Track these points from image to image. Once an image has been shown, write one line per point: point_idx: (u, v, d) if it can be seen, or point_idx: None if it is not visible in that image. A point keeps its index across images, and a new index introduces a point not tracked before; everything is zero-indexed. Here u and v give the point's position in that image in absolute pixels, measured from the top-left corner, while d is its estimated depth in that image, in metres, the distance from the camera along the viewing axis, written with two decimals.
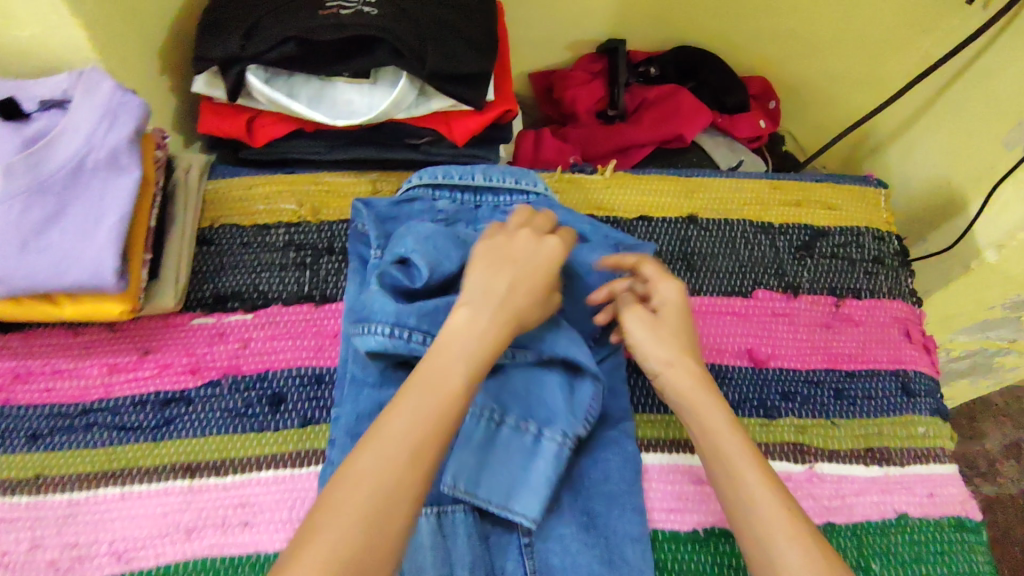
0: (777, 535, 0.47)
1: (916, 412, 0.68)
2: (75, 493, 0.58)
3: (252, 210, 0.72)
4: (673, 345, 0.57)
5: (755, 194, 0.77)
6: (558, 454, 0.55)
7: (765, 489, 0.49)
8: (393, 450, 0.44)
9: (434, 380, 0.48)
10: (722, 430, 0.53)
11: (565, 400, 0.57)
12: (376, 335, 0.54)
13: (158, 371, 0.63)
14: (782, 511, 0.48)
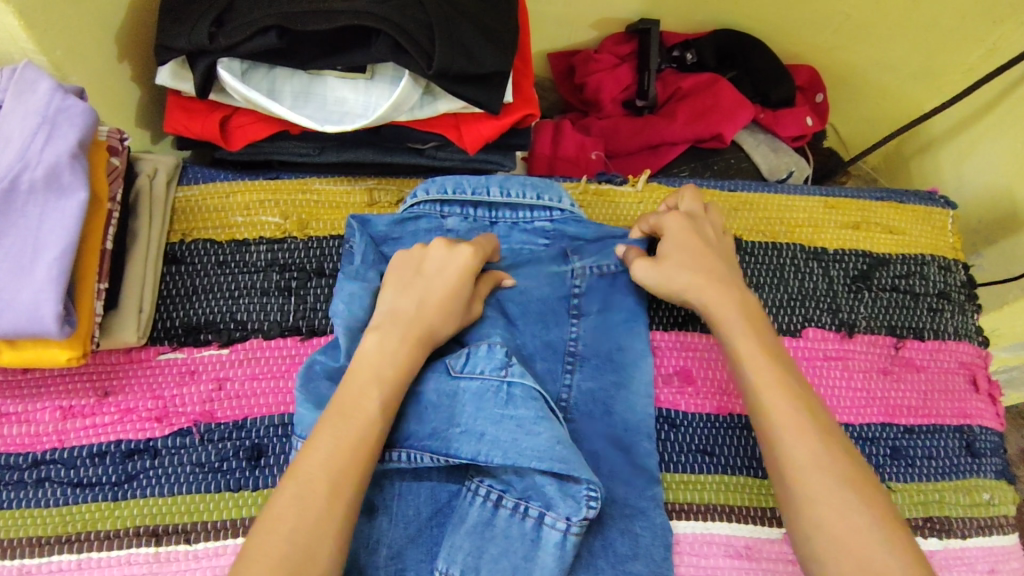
0: (786, 431, 0.45)
1: (980, 475, 0.60)
2: (25, 560, 0.50)
3: (229, 223, 0.62)
4: (689, 270, 0.54)
5: (808, 212, 0.67)
6: (563, 542, 0.49)
7: (801, 426, 0.45)
8: (285, 538, 0.40)
9: (329, 448, 0.44)
10: (738, 330, 0.51)
11: (558, 487, 0.50)
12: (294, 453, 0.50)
13: (119, 417, 0.54)
14: (821, 454, 0.44)
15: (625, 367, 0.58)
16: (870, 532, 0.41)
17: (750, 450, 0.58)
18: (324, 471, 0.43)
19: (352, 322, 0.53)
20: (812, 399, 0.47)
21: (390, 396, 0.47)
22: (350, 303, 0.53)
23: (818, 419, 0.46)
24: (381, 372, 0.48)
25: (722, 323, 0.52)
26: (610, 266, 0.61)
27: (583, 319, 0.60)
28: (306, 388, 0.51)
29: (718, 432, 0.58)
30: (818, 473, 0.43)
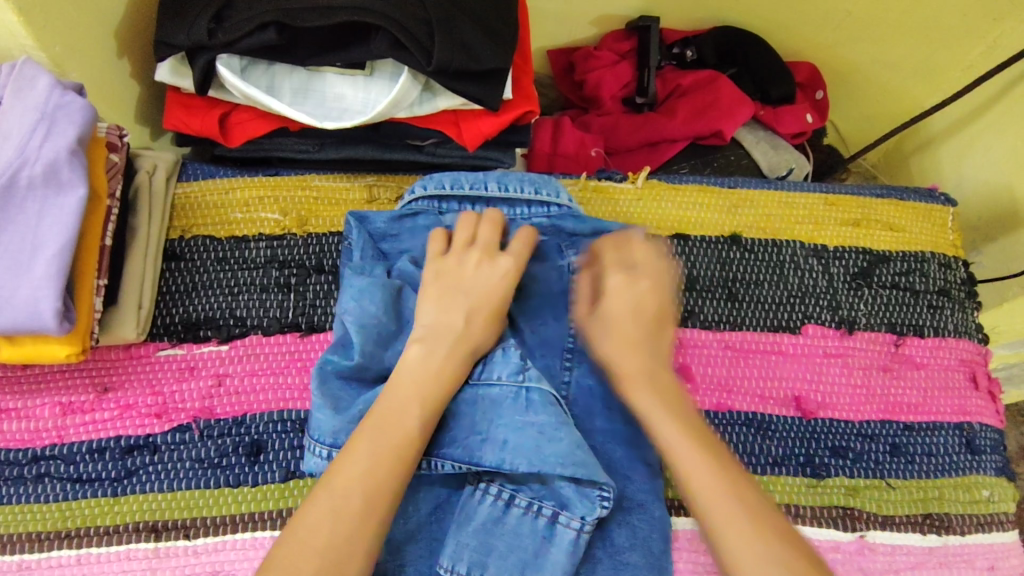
0: (719, 524, 0.43)
1: (981, 472, 0.60)
2: (26, 555, 0.51)
3: (229, 219, 0.62)
4: (628, 349, 0.52)
5: (808, 209, 0.67)
6: (576, 541, 0.49)
7: (734, 517, 0.43)
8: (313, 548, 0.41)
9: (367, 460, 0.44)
10: (661, 417, 0.48)
11: (574, 491, 0.50)
12: (316, 456, 0.50)
13: (118, 413, 0.54)
14: (741, 515, 0.43)
15: None
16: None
17: (751, 447, 0.58)
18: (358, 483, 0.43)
19: (365, 319, 0.52)
20: (741, 481, 0.45)
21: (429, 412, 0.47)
22: (361, 302, 0.53)
23: (734, 480, 0.45)
24: (422, 388, 0.48)
25: (647, 412, 0.49)
26: None
27: None
28: (322, 391, 0.51)
29: (718, 428, 0.58)
30: (756, 565, 0.41)
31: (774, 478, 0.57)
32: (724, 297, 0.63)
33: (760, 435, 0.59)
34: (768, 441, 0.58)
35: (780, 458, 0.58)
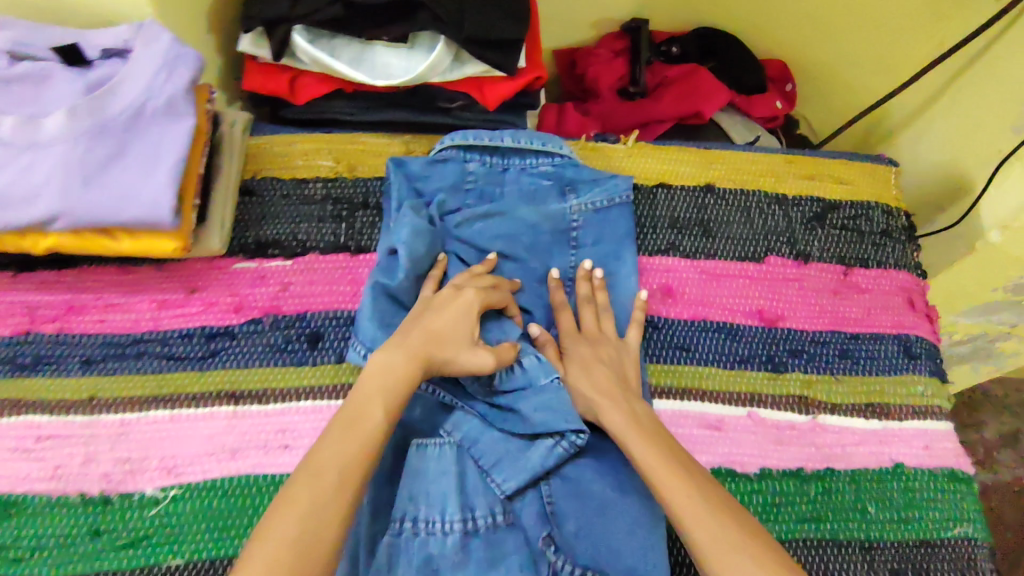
0: (686, 516, 0.49)
1: (915, 372, 0.71)
2: (127, 413, 0.62)
3: (292, 165, 0.75)
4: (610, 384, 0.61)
5: (771, 166, 0.80)
6: (550, 451, 0.59)
7: (700, 516, 0.49)
8: (293, 522, 0.44)
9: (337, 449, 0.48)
10: (632, 434, 0.56)
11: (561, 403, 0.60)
12: (357, 351, 0.62)
13: (203, 308, 0.67)
14: (695, 491, 0.50)
15: (611, 288, 0.71)
16: (746, 549, 0.46)
17: (723, 349, 0.70)
18: (332, 466, 0.47)
19: (414, 253, 0.64)
20: (706, 486, 0.51)
21: (393, 405, 0.51)
22: (414, 239, 0.65)
23: (689, 471, 0.52)
24: (385, 381, 0.52)
25: (621, 433, 0.56)
26: (601, 202, 0.73)
27: (580, 249, 0.72)
28: (374, 305, 0.62)
29: (694, 333, 0.70)
30: (723, 551, 0.47)
31: (740, 371, 0.69)
32: (701, 233, 0.75)
33: (729, 339, 0.70)
34: (735, 343, 0.70)
35: (746, 357, 0.69)
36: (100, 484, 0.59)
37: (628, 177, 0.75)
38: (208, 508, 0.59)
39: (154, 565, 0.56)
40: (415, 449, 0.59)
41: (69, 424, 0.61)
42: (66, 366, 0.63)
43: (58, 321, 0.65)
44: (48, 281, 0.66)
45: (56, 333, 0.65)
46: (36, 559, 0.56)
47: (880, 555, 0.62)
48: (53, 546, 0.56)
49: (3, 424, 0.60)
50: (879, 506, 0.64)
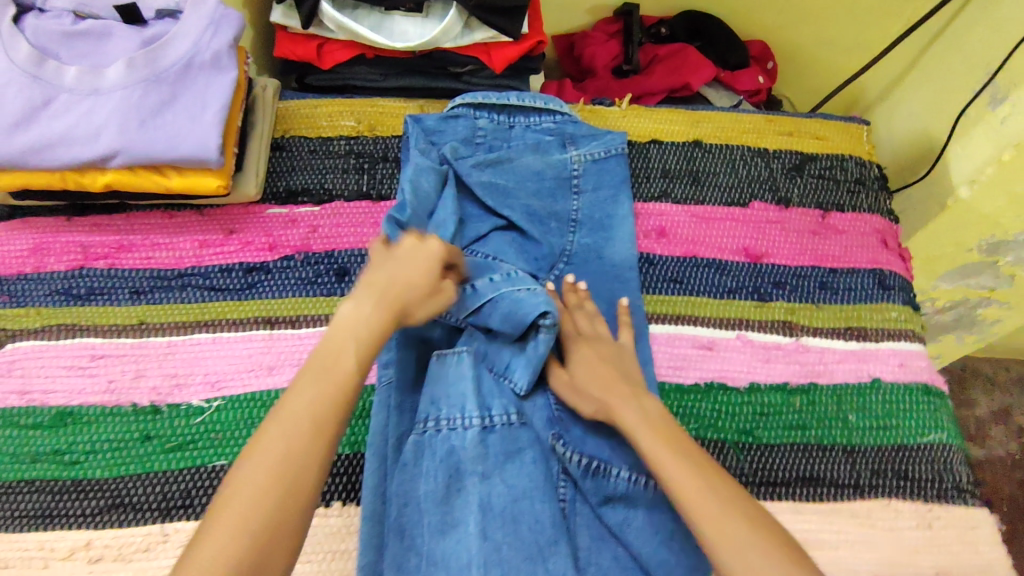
0: (694, 510, 0.51)
1: (890, 301, 0.77)
2: (173, 336, 0.68)
3: (318, 125, 0.82)
4: (611, 382, 0.62)
5: (754, 124, 0.88)
6: (537, 345, 0.64)
7: (707, 507, 0.51)
8: (267, 475, 0.44)
9: (309, 402, 0.47)
10: (639, 429, 0.57)
11: (529, 295, 0.64)
12: None
13: (240, 247, 0.73)
14: (720, 505, 0.51)
15: (611, 228, 0.77)
16: (753, 540, 0.48)
17: (713, 281, 0.76)
18: (304, 417, 0.47)
19: (422, 189, 0.71)
20: (713, 475, 0.53)
21: (365, 353, 0.50)
22: (416, 173, 0.71)
23: (695, 463, 0.54)
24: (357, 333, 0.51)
25: (629, 428, 0.58)
26: (599, 153, 0.80)
27: (581, 194, 0.78)
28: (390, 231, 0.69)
29: (687, 268, 0.77)
30: (730, 543, 0.49)
31: (729, 300, 0.75)
32: (691, 181, 0.83)
33: (718, 272, 0.77)
34: (724, 275, 0.77)
35: (734, 288, 0.76)
36: (150, 396, 0.64)
37: (622, 133, 0.82)
38: (247, 416, 0.64)
39: (198, 466, 0.62)
40: (437, 359, 0.65)
41: (121, 344, 0.67)
42: (118, 296, 0.70)
43: (110, 258, 0.71)
44: (100, 224, 0.73)
45: (108, 268, 0.71)
46: (90, 461, 0.61)
47: (862, 458, 0.67)
48: (106, 450, 0.62)
49: (62, 344, 0.67)
50: (861, 415, 0.70)
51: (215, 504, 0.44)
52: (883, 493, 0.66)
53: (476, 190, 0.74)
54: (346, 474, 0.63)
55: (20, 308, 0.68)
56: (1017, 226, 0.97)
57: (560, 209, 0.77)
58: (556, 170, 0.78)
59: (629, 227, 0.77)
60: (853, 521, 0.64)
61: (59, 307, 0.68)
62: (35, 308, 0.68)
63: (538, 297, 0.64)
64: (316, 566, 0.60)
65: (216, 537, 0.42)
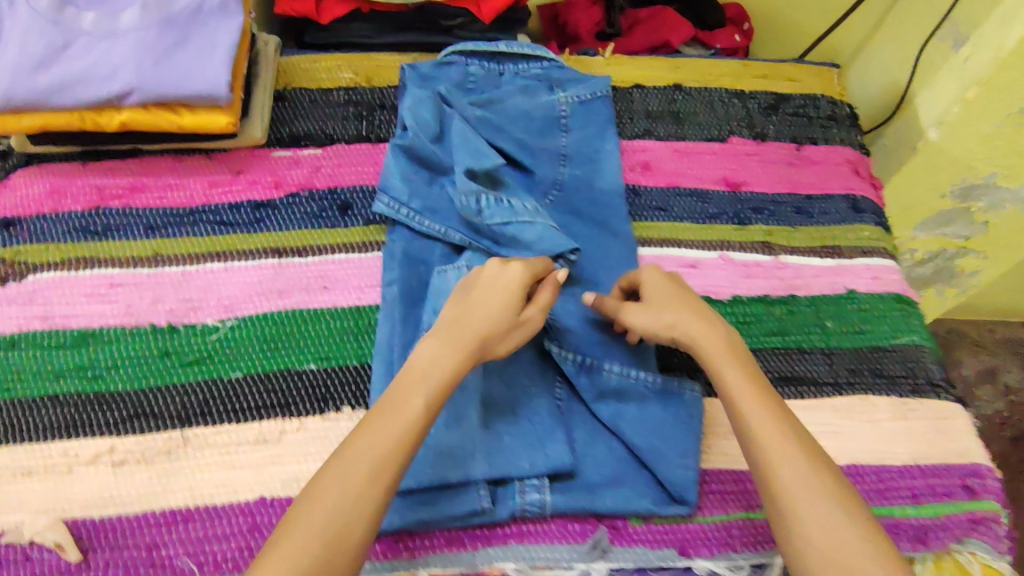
0: (773, 454, 0.53)
1: (863, 222, 0.82)
2: (186, 266, 0.72)
3: (318, 78, 0.87)
4: (680, 312, 0.62)
5: (731, 69, 0.93)
6: (550, 270, 0.68)
7: (788, 452, 0.53)
8: (324, 512, 0.48)
9: (371, 439, 0.51)
10: (725, 364, 0.59)
11: (545, 228, 0.69)
12: (381, 202, 0.72)
13: (248, 186, 0.77)
14: (811, 479, 0.51)
15: (599, 162, 0.81)
16: (828, 490, 0.51)
17: (696, 208, 0.81)
18: (365, 459, 0.50)
19: (420, 119, 0.75)
20: (792, 423, 0.55)
21: (433, 397, 0.54)
22: (417, 105, 0.77)
23: (778, 410, 0.56)
24: (429, 373, 0.55)
25: (714, 363, 0.59)
26: (586, 96, 0.85)
27: (570, 132, 0.82)
28: (395, 162, 0.74)
29: (670, 197, 0.81)
30: (802, 491, 0.51)
31: (711, 224, 0.80)
32: (672, 120, 0.87)
33: (701, 200, 0.81)
34: (706, 202, 0.81)
35: (715, 214, 0.80)
36: (167, 317, 0.68)
37: (606, 77, 0.87)
38: (261, 334, 0.68)
39: (215, 379, 0.65)
40: (439, 275, 0.69)
41: (137, 274, 0.71)
42: (133, 231, 0.73)
43: (124, 199, 0.75)
44: (114, 168, 0.77)
45: (123, 207, 0.75)
46: (112, 377, 0.65)
47: (840, 359, 0.72)
48: (127, 366, 0.65)
49: (81, 274, 0.70)
50: (838, 322, 0.74)
51: (280, 528, 0.48)
52: (861, 389, 0.70)
53: (472, 125, 0.78)
54: (354, 383, 0.66)
55: (39, 244, 0.72)
56: (989, 167, 1.03)
57: (550, 145, 0.81)
58: (546, 110, 0.82)
59: (616, 161, 0.82)
60: (836, 415, 0.68)
61: (78, 242, 0.72)
62: (54, 244, 0.72)
63: (563, 236, 0.69)
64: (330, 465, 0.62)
65: (279, 554, 0.46)
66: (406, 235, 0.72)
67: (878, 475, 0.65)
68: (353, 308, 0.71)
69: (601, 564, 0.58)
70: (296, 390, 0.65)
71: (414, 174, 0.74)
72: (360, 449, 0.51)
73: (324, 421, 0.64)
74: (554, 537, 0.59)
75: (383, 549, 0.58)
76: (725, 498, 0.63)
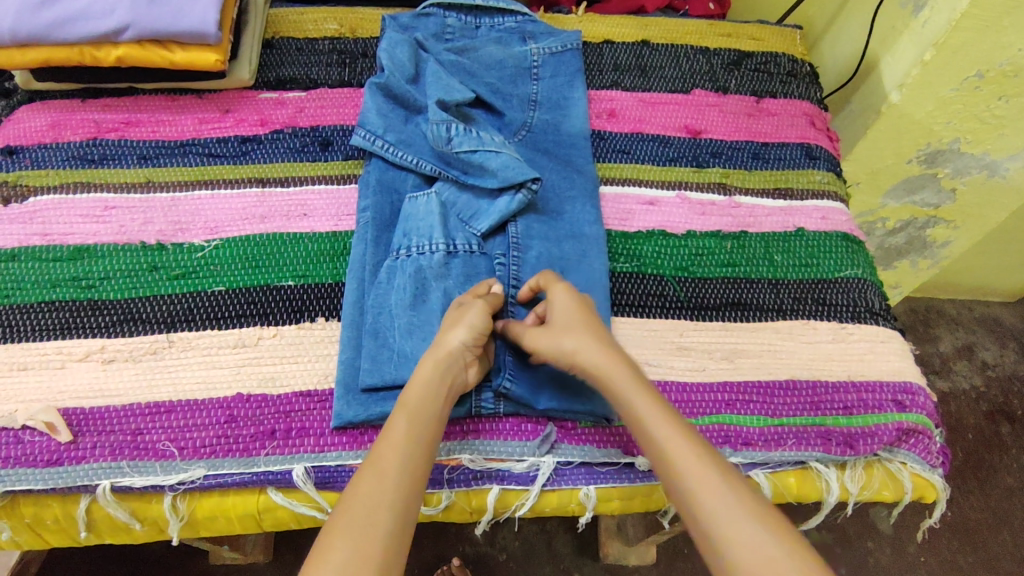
0: (693, 483, 0.52)
1: (816, 168, 0.86)
2: (176, 192, 0.77)
3: (304, 29, 0.92)
4: (580, 334, 0.62)
5: (697, 28, 0.98)
6: (512, 199, 0.73)
7: (706, 476, 0.52)
8: (351, 524, 0.50)
9: (377, 458, 0.54)
10: (631, 388, 0.59)
11: (506, 159, 0.73)
12: (358, 135, 0.77)
13: (235, 123, 0.83)
14: (733, 502, 0.51)
15: (567, 108, 0.86)
16: (752, 511, 0.50)
17: (657, 152, 0.85)
18: (374, 473, 0.53)
19: (396, 62, 0.81)
20: (705, 445, 0.55)
21: (421, 410, 0.57)
22: (393, 48, 0.83)
23: (689, 433, 0.56)
24: (410, 394, 0.58)
25: (619, 390, 0.59)
26: (557, 47, 0.89)
27: (541, 80, 0.87)
28: (372, 99, 0.79)
29: (634, 141, 0.86)
30: (726, 515, 0.50)
31: (671, 167, 0.84)
32: (639, 73, 0.92)
33: (662, 145, 0.86)
34: (667, 147, 0.86)
35: (676, 157, 0.85)
36: (156, 236, 0.73)
37: (577, 31, 0.91)
38: (242, 254, 0.73)
39: (199, 291, 0.70)
40: (410, 201, 0.74)
41: (130, 198, 0.76)
42: (127, 161, 0.79)
43: (120, 132, 0.81)
44: (111, 105, 0.83)
45: (119, 139, 0.80)
46: (104, 287, 0.70)
47: (785, 288, 0.76)
48: (117, 278, 0.71)
49: (77, 197, 0.75)
50: (786, 256, 0.79)
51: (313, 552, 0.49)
52: (802, 315, 0.75)
53: (445, 69, 0.83)
54: (328, 298, 0.71)
55: (39, 169, 0.77)
56: (951, 133, 0.98)
57: (521, 91, 0.86)
58: (519, 58, 0.87)
59: (583, 107, 0.86)
60: (778, 336, 0.73)
61: (76, 168, 0.77)
62: (53, 170, 0.77)
63: (524, 165, 0.73)
64: (304, 367, 0.67)
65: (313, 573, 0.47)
66: (380, 167, 0.77)
67: (813, 389, 0.70)
68: (329, 233, 0.75)
69: (550, 457, 0.64)
70: (273, 303, 0.70)
71: (390, 111, 0.79)
72: (369, 470, 0.53)
73: (299, 330, 0.69)
74: (507, 434, 0.65)
75: (348, 441, 0.64)
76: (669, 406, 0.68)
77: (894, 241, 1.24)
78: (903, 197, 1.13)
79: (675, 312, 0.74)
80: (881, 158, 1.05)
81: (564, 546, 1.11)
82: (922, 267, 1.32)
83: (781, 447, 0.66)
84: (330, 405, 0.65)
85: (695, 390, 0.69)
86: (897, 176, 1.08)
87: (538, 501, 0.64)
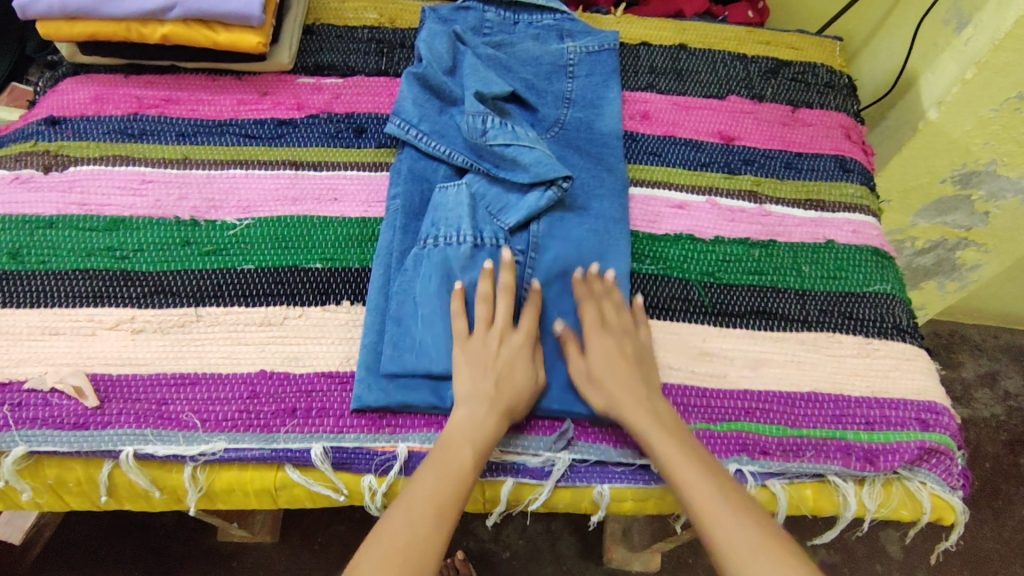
0: (715, 520, 0.55)
1: (849, 181, 0.85)
2: (211, 170, 0.78)
3: (344, 16, 0.93)
4: (618, 378, 0.64)
5: (735, 34, 0.97)
6: (542, 195, 0.73)
7: (727, 515, 0.55)
8: (399, 553, 0.52)
9: (429, 488, 0.56)
10: (651, 428, 0.61)
11: (538, 155, 0.73)
12: (395, 124, 0.78)
13: (273, 106, 0.84)
14: (752, 539, 0.53)
15: (600, 107, 0.86)
16: (771, 548, 0.53)
17: (689, 156, 0.85)
18: (426, 504, 0.55)
19: (435, 53, 0.82)
20: (726, 483, 0.58)
21: (480, 445, 0.59)
22: (433, 39, 0.83)
23: (710, 470, 0.58)
24: (468, 427, 0.60)
25: (642, 429, 0.61)
26: (594, 47, 0.89)
27: (576, 78, 0.87)
28: (410, 89, 0.79)
29: (666, 144, 0.86)
30: (746, 551, 0.53)
31: (702, 171, 0.84)
32: (674, 76, 0.92)
33: (695, 149, 0.86)
34: (698, 151, 0.85)
35: (707, 162, 0.85)
36: (190, 212, 0.75)
37: (615, 31, 0.91)
38: (273, 234, 0.74)
39: (229, 268, 0.72)
40: (441, 190, 0.75)
41: (167, 173, 0.77)
42: (165, 137, 0.80)
43: (160, 108, 0.82)
44: (153, 81, 0.84)
45: (159, 115, 0.82)
46: (137, 259, 0.71)
47: (811, 299, 0.75)
48: (151, 251, 0.72)
49: (115, 169, 0.77)
50: (814, 268, 0.78)
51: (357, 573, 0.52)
52: (828, 327, 0.74)
53: (481, 62, 0.84)
54: (354, 283, 0.72)
55: (80, 141, 0.79)
56: (988, 154, 0.96)
57: (556, 87, 0.86)
58: (555, 55, 0.87)
59: (616, 107, 0.86)
60: (802, 347, 0.72)
61: (116, 141, 0.79)
62: (94, 142, 0.79)
63: (557, 162, 0.73)
64: (327, 348, 0.68)
65: None
66: (414, 157, 0.78)
67: (835, 402, 0.69)
68: (358, 218, 0.76)
69: (565, 453, 0.64)
70: (301, 285, 0.71)
71: (426, 101, 0.80)
72: (420, 499, 0.56)
73: (324, 311, 0.70)
74: (524, 428, 0.65)
75: (367, 423, 0.64)
76: (687, 410, 0.68)
77: (923, 262, 1.22)
78: (936, 218, 1.11)
79: (699, 317, 0.73)
80: (915, 175, 1.04)
81: (570, 548, 1.11)
82: (950, 291, 1.29)
83: (800, 458, 0.66)
84: (350, 387, 0.66)
85: (715, 396, 0.69)
86: (930, 196, 1.06)
87: (551, 496, 0.65)
